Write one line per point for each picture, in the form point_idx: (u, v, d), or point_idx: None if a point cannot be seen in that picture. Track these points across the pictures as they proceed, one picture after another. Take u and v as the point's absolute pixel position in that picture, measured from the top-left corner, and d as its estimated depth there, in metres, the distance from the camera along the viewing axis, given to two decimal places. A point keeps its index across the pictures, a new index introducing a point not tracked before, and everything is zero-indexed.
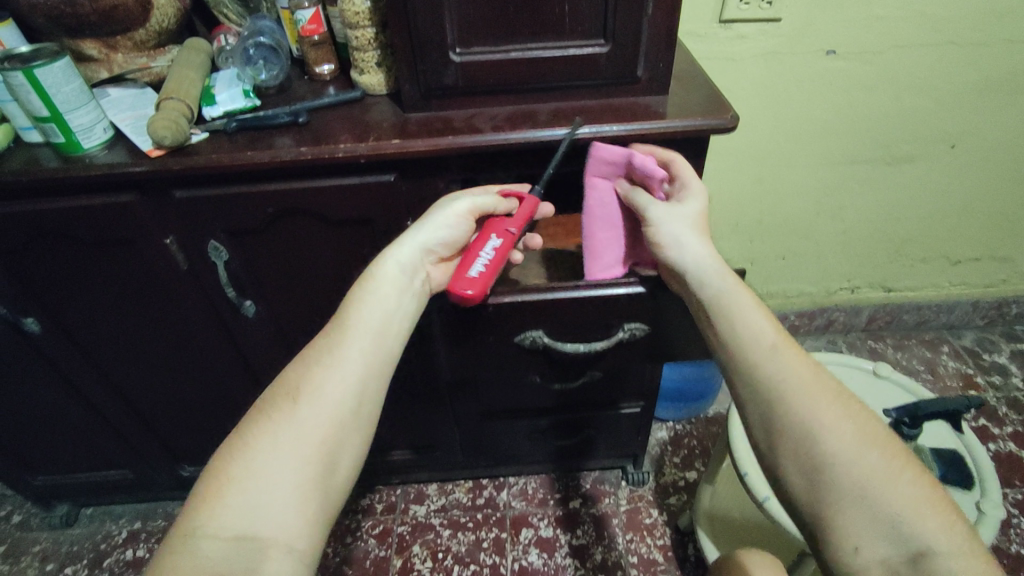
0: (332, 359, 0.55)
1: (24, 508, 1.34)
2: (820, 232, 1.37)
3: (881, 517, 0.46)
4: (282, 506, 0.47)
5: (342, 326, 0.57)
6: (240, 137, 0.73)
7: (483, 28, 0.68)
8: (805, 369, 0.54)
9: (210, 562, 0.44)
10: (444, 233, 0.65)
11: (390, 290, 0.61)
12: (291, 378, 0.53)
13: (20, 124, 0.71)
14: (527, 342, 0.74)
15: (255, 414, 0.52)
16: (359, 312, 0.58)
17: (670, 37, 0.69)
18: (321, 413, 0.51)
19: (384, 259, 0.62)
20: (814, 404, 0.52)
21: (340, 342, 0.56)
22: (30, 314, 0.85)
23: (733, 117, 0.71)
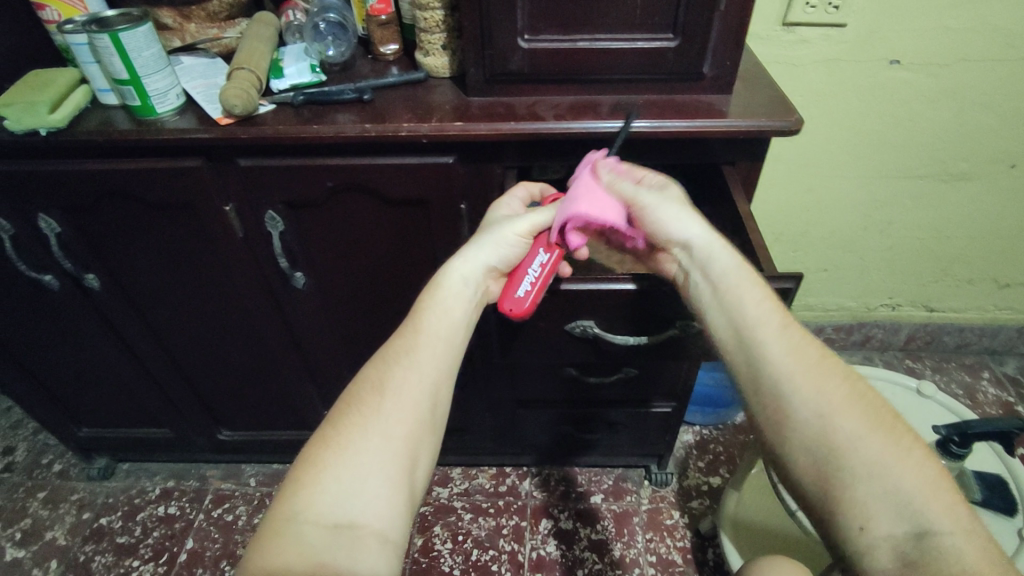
0: (413, 357, 0.54)
1: (65, 458, 1.40)
2: (866, 245, 1.34)
3: (886, 500, 0.46)
4: (375, 497, 0.47)
5: (418, 325, 0.56)
6: (306, 111, 0.74)
7: (554, 16, 0.68)
8: (811, 354, 0.53)
9: (312, 547, 0.44)
10: (508, 247, 0.63)
11: (463, 293, 0.60)
12: (373, 374, 0.53)
13: (99, 86, 0.74)
14: (578, 331, 0.74)
15: (341, 407, 0.51)
16: (432, 314, 0.57)
17: (741, 35, 0.68)
18: (406, 410, 0.51)
19: (457, 263, 0.61)
20: (817, 390, 0.51)
21: (417, 340, 0.55)
22: (92, 270, 0.88)
23: (797, 120, 0.70)
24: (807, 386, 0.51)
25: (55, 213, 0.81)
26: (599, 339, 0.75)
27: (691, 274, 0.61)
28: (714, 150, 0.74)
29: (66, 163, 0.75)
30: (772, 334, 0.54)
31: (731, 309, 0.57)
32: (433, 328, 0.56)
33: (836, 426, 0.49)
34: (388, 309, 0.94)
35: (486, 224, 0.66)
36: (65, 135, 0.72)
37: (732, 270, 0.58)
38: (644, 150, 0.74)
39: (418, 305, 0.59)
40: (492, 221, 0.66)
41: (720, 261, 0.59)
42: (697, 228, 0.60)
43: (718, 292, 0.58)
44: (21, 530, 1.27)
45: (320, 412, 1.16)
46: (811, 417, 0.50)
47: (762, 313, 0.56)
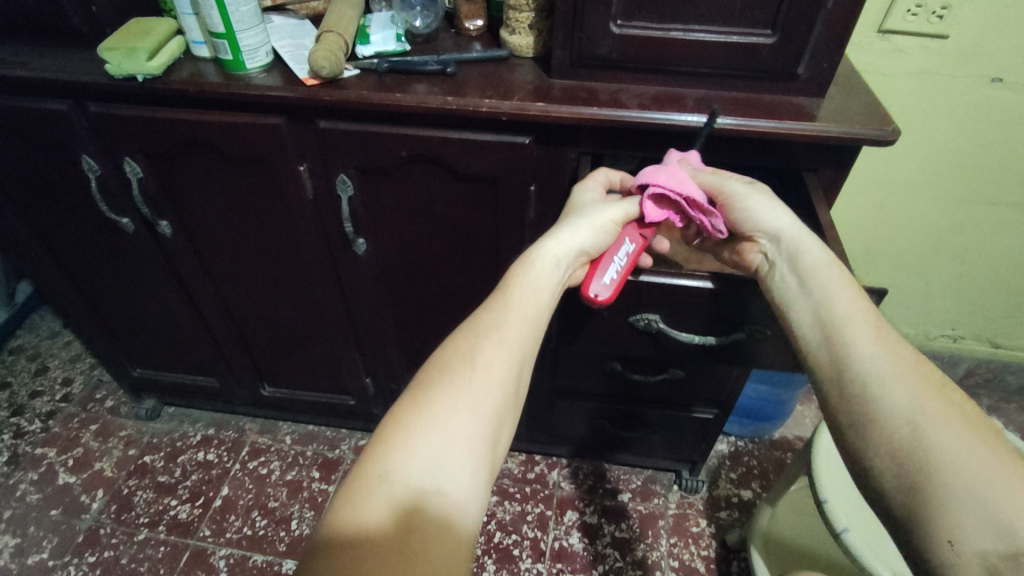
0: (505, 334, 0.54)
1: (117, 395, 1.46)
2: (934, 272, 1.28)
3: (972, 510, 0.43)
4: (464, 468, 0.46)
5: (507, 301, 0.56)
6: (389, 79, 0.75)
7: (650, 3, 0.67)
8: (906, 359, 0.51)
9: (401, 511, 0.43)
10: (598, 232, 0.63)
11: (554, 275, 0.59)
12: (463, 345, 0.52)
13: (194, 38, 0.76)
14: (642, 324, 0.73)
15: (431, 374, 0.51)
16: (524, 291, 0.57)
17: (844, 37, 0.66)
18: (496, 385, 0.50)
19: (549, 242, 0.60)
20: (902, 394, 0.49)
21: (509, 317, 0.55)
22: (165, 217, 0.91)
23: (893, 131, 0.67)
24: (901, 387, 0.50)
25: (139, 158, 0.83)
26: (662, 334, 0.73)
27: (777, 265, 0.61)
28: (799, 156, 0.72)
29: (156, 110, 0.78)
30: (862, 337, 0.53)
31: (820, 308, 0.57)
32: (524, 308, 0.56)
33: (925, 432, 0.46)
34: (443, 284, 0.95)
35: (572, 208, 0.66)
36: (159, 82, 0.74)
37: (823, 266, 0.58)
38: (725, 148, 0.72)
39: (507, 282, 0.58)
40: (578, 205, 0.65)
41: (809, 254, 0.59)
42: (789, 218, 0.61)
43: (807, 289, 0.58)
44: (73, 458, 1.34)
45: (362, 379, 1.18)
46: (896, 419, 0.48)
47: (853, 315, 0.55)
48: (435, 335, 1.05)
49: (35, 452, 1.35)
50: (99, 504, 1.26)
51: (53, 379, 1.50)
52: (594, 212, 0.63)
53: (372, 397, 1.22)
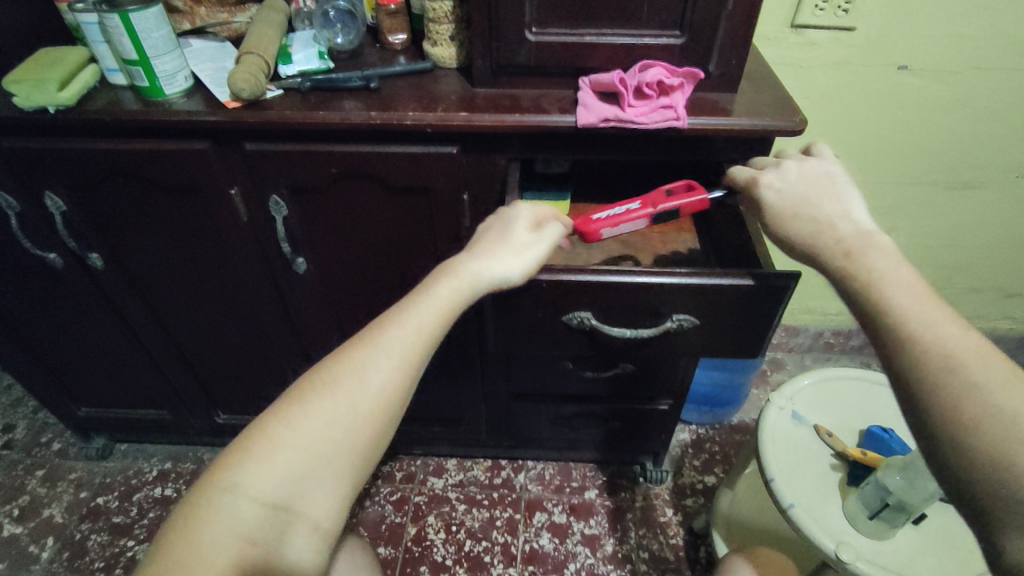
0: (396, 350, 0.51)
1: (64, 437, 1.40)
2: None
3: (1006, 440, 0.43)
4: (318, 489, 0.47)
5: (415, 315, 0.54)
6: (314, 97, 0.75)
7: (563, 10, 0.68)
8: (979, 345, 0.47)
9: (244, 523, 0.44)
10: (512, 261, 0.61)
11: (462, 292, 0.57)
12: (356, 356, 0.51)
13: (108, 66, 0.74)
14: (575, 322, 0.74)
15: (312, 385, 0.49)
16: (434, 308, 0.55)
17: (748, 36, 0.69)
18: (376, 404, 0.49)
19: (467, 266, 0.59)
20: (942, 334, 0.48)
21: (401, 332, 0.52)
22: (95, 249, 0.89)
23: (801, 121, 0.70)
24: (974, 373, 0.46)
25: (61, 191, 0.81)
26: (596, 332, 0.74)
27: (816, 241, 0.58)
28: (719, 149, 0.74)
29: (74, 141, 0.76)
30: (901, 293, 0.51)
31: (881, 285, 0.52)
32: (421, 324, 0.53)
33: (960, 372, 0.46)
34: (388, 297, 0.95)
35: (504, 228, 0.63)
36: (74, 113, 0.72)
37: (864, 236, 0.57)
38: (651, 147, 0.74)
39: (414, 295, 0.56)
40: (507, 224, 0.63)
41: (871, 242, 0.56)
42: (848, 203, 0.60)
43: (860, 264, 0.54)
44: (19, 507, 1.28)
45: None
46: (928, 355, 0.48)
47: (895, 282, 0.52)
48: None
49: None
50: (49, 552, 1.21)
51: None
52: (533, 231, 0.63)
53: None
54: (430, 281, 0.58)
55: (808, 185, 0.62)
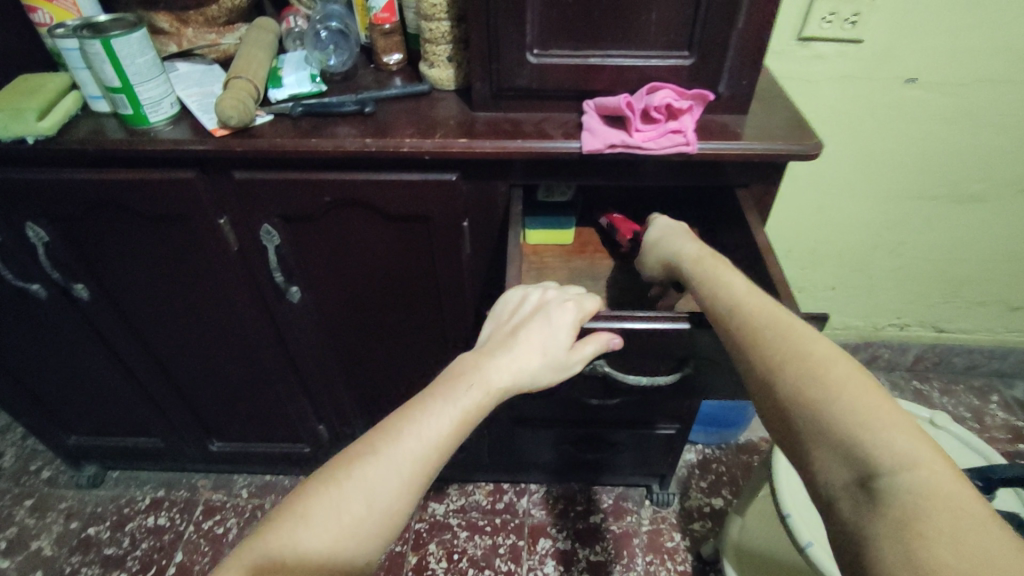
0: (399, 484, 0.44)
1: (55, 465, 1.37)
2: (876, 265, 1.31)
3: (856, 437, 0.41)
4: None
5: (437, 411, 0.47)
6: (305, 123, 0.71)
7: (565, 32, 0.65)
8: (800, 329, 0.50)
9: None
10: (530, 371, 0.53)
11: (477, 405, 0.49)
12: (374, 455, 0.44)
13: (90, 93, 0.71)
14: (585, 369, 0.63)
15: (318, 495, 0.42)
16: (458, 404, 0.48)
17: (759, 56, 0.66)
18: (385, 515, 0.43)
19: (485, 369, 0.51)
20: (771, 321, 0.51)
21: (406, 459, 0.45)
22: (80, 280, 0.85)
23: (816, 144, 0.67)
24: (785, 342, 0.49)
25: (43, 222, 0.78)
26: (608, 378, 0.64)
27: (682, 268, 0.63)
28: (729, 174, 0.71)
29: (54, 171, 0.73)
30: (760, 308, 0.53)
31: (721, 291, 0.56)
32: (431, 448, 0.46)
33: (805, 355, 0.47)
34: (386, 326, 0.92)
35: (529, 327, 0.55)
36: (54, 143, 0.69)
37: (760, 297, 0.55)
38: (659, 172, 0.71)
39: (419, 403, 0.48)
40: (535, 319, 0.55)
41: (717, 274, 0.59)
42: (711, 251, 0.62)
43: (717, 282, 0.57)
44: (7, 539, 1.24)
45: (315, 427, 1.13)
46: (836, 430, 0.42)
47: (805, 345, 0.48)
48: (385, 377, 1.01)
49: None
50: None
51: None
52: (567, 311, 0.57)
53: (327, 444, 1.17)
54: (438, 384, 0.50)
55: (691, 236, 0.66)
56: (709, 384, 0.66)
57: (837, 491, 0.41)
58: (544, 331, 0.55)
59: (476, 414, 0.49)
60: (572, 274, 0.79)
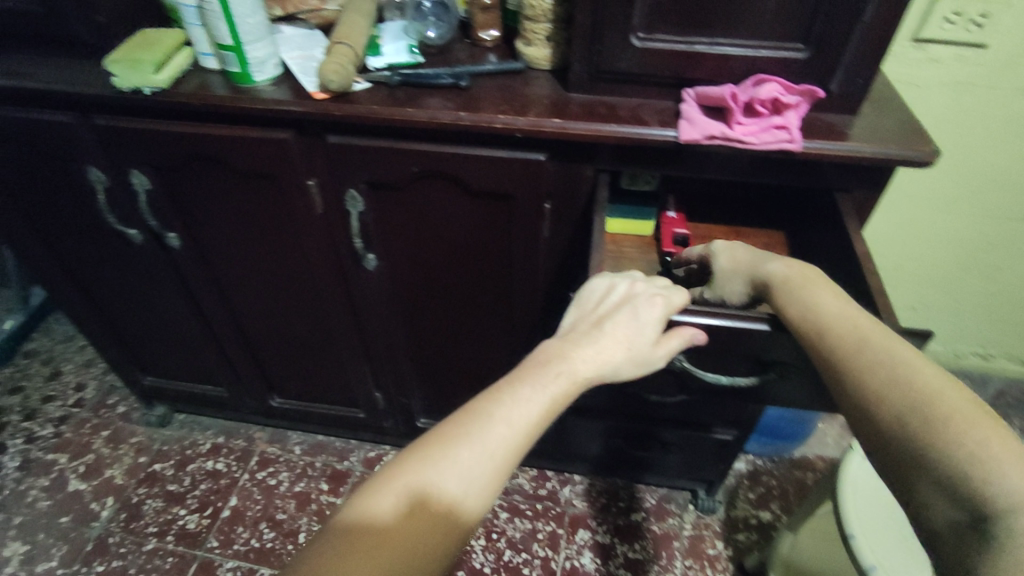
0: (486, 465, 0.44)
1: (128, 401, 1.45)
2: (964, 288, 1.23)
3: (967, 474, 0.37)
4: None
5: (524, 397, 0.47)
6: (402, 93, 0.72)
7: (674, 16, 0.64)
8: (895, 348, 0.46)
9: None
10: (616, 362, 0.52)
11: (564, 393, 0.49)
12: (464, 437, 0.45)
13: (201, 49, 0.74)
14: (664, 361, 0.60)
15: (411, 474, 0.43)
16: (543, 390, 0.48)
17: (880, 53, 0.62)
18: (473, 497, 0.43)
19: (573, 358, 0.51)
20: (862, 342, 0.48)
21: (494, 441, 0.45)
22: (173, 229, 0.89)
23: (933, 151, 0.62)
24: (882, 365, 0.45)
25: (147, 170, 0.82)
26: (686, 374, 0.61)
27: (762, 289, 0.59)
28: (830, 177, 0.68)
29: (163, 123, 0.76)
30: (846, 323, 0.50)
31: (810, 301, 0.53)
32: (518, 433, 0.46)
33: (902, 379, 0.44)
34: (454, 301, 0.93)
35: (617, 319, 0.54)
36: (166, 95, 0.72)
37: (857, 312, 0.51)
38: (754, 168, 0.68)
39: (506, 386, 0.48)
40: (623, 311, 0.55)
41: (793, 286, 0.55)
42: (777, 265, 0.59)
43: (808, 292, 0.54)
44: (83, 465, 1.33)
45: (372, 393, 1.16)
46: (943, 467, 0.38)
47: (908, 370, 0.44)
48: (446, 351, 1.03)
49: (45, 458, 1.34)
50: (108, 512, 1.26)
51: (66, 383, 1.49)
52: (657, 303, 0.56)
53: (381, 411, 1.20)
54: (524, 370, 0.50)
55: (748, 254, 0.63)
56: (788, 392, 0.63)
57: (944, 537, 0.38)
58: (632, 323, 0.54)
59: (563, 402, 0.49)
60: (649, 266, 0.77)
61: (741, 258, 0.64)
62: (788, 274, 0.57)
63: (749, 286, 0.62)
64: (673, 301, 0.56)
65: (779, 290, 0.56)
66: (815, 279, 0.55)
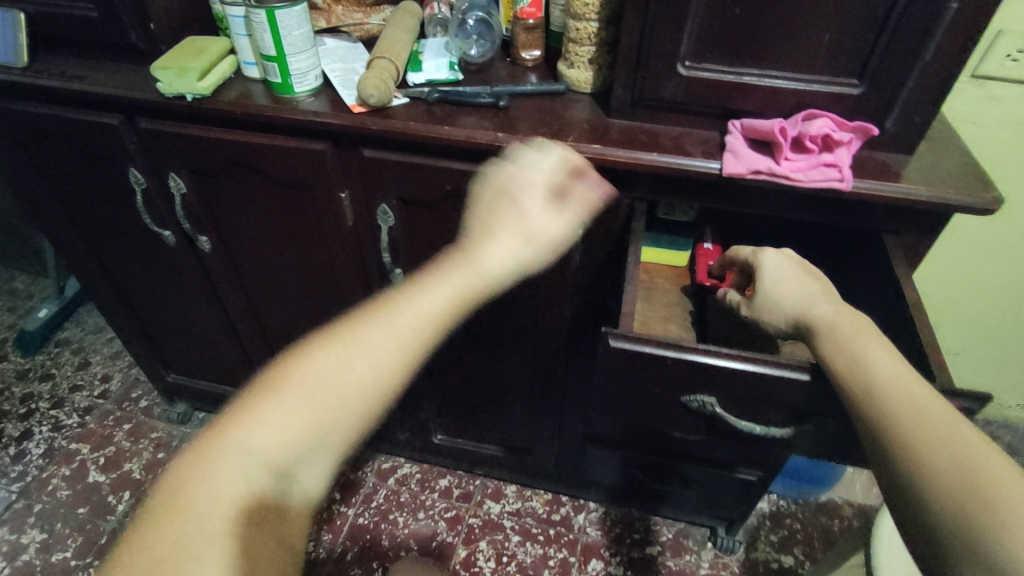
0: (395, 358, 0.43)
1: (152, 396, 1.47)
2: (1013, 336, 1.17)
3: None
4: (312, 463, 0.39)
5: (434, 285, 0.47)
6: (441, 110, 0.72)
7: (724, 46, 0.62)
8: (949, 420, 0.42)
9: (232, 495, 0.37)
10: (528, 258, 0.53)
11: (479, 286, 0.49)
12: (375, 318, 0.44)
13: (245, 59, 0.75)
14: (694, 405, 0.59)
15: (319, 352, 0.42)
16: (459, 279, 0.48)
17: (941, 93, 0.59)
18: (388, 371, 0.42)
19: (488, 253, 0.51)
20: (912, 408, 0.44)
21: (410, 322, 0.44)
22: (205, 232, 0.90)
23: (995, 199, 0.59)
24: (937, 438, 0.41)
25: (184, 174, 0.82)
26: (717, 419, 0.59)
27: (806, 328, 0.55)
28: (880, 218, 0.65)
29: (202, 129, 0.77)
30: (897, 386, 0.46)
31: (858, 356, 0.49)
32: (434, 316, 0.46)
33: (959, 457, 0.40)
34: (478, 320, 0.91)
35: (504, 217, 0.54)
36: (208, 103, 0.73)
37: (912, 377, 0.46)
38: (798, 206, 0.66)
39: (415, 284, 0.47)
40: (519, 207, 0.55)
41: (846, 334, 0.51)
42: (830, 308, 0.55)
43: (857, 347, 0.50)
44: (103, 456, 1.35)
45: (390, 405, 1.15)
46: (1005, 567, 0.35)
47: (966, 450, 0.40)
48: (467, 368, 1.01)
49: (68, 447, 1.36)
50: (124, 505, 1.26)
51: (94, 374, 1.51)
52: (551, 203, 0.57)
53: (398, 424, 1.19)
54: (441, 266, 0.50)
55: (797, 284, 0.59)
56: (825, 445, 0.60)
57: None
58: (527, 222, 0.54)
59: (479, 292, 0.49)
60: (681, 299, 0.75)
61: (790, 288, 0.59)
62: (842, 321, 0.53)
63: (790, 320, 0.57)
64: (535, 177, 0.58)
65: (829, 335, 0.52)
66: (865, 331, 0.51)
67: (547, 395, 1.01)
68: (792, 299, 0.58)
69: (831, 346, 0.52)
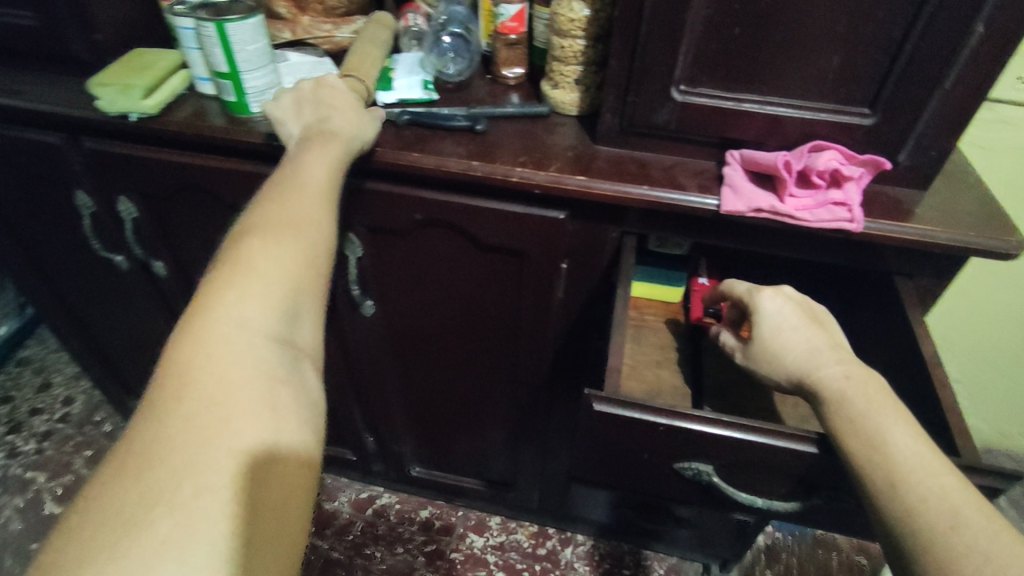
0: (299, 260, 0.47)
1: (116, 420, 1.39)
2: (1018, 364, 1.12)
3: None
4: (265, 329, 0.43)
5: (291, 170, 0.52)
6: (413, 134, 0.65)
7: (722, 70, 0.56)
8: (986, 527, 0.37)
9: (208, 376, 0.40)
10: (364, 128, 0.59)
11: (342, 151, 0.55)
12: (264, 210, 0.49)
13: (198, 74, 0.68)
14: (689, 474, 0.53)
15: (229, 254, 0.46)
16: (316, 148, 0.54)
17: (960, 125, 0.54)
18: (294, 234, 0.47)
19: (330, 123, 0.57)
20: (946, 512, 0.38)
21: (302, 195, 0.50)
22: (161, 258, 0.83)
23: (1018, 243, 0.54)
24: (978, 555, 0.36)
25: (133, 197, 0.75)
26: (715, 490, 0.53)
27: (811, 392, 0.49)
28: (891, 260, 0.59)
29: (152, 150, 0.70)
30: (923, 478, 0.40)
31: (874, 435, 0.43)
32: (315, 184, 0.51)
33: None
34: (455, 353, 0.85)
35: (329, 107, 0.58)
36: (155, 122, 0.66)
37: (940, 466, 0.41)
38: (801, 246, 0.60)
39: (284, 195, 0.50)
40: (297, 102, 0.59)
41: (857, 407, 0.45)
42: (837, 370, 0.48)
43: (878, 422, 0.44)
44: (62, 486, 1.27)
45: (365, 436, 1.09)
46: None
47: None
48: (445, 400, 0.95)
49: (24, 476, 1.28)
50: None
51: (56, 396, 1.44)
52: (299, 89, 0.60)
53: (375, 455, 1.13)
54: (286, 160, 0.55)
55: (801, 330, 0.52)
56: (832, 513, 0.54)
57: None
58: (299, 100, 0.59)
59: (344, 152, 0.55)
60: (672, 339, 0.69)
61: (793, 337, 0.52)
62: (850, 389, 0.46)
63: (791, 377, 0.51)
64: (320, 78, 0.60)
65: (838, 409, 0.46)
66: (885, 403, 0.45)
67: (530, 430, 0.95)
68: (793, 355, 0.51)
69: (841, 421, 0.45)
